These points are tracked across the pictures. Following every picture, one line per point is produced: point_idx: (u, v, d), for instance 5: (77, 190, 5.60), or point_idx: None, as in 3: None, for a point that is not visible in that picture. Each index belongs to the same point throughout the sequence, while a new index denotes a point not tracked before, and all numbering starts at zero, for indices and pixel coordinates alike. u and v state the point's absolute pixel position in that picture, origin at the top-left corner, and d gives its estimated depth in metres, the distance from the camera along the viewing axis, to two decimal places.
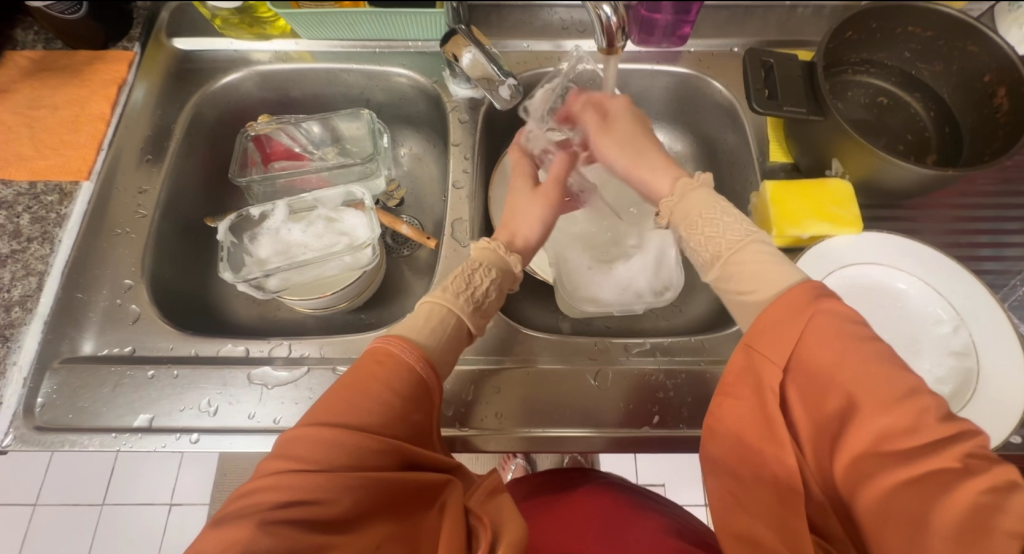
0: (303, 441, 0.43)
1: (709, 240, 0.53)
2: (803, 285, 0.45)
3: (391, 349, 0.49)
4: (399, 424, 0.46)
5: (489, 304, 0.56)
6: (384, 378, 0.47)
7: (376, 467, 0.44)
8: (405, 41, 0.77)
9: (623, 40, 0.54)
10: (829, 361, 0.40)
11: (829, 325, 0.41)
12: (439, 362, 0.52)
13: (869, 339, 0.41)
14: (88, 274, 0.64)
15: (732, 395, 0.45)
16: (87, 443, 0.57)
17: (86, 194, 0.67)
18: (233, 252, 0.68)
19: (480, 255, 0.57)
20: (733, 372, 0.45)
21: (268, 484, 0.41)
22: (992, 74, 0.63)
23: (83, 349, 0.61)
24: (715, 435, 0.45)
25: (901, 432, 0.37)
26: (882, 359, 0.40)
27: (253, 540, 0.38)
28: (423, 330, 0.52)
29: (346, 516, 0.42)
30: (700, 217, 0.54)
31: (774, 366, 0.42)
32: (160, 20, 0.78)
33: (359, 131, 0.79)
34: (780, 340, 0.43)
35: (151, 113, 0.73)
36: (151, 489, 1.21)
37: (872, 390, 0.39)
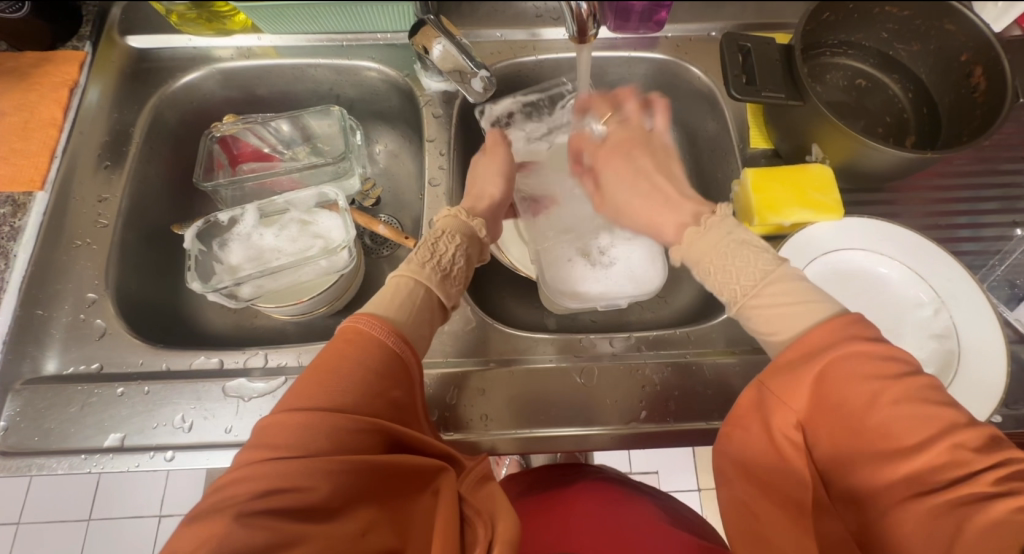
0: (277, 427, 0.41)
1: (722, 286, 0.50)
2: (830, 323, 0.43)
3: (360, 326, 0.47)
4: (377, 402, 0.44)
5: (457, 272, 0.55)
6: (355, 356, 0.45)
7: (356, 449, 0.42)
8: (373, 33, 0.74)
9: (594, 28, 0.53)
10: (858, 403, 0.39)
11: (855, 365, 0.40)
12: (413, 335, 0.50)
13: (903, 376, 0.39)
14: (48, 290, 0.61)
15: (743, 426, 0.45)
16: (56, 466, 0.54)
17: (41, 205, 0.64)
18: (202, 261, 0.65)
19: (445, 222, 0.57)
20: (747, 404, 0.45)
21: (240, 476, 0.39)
22: (969, 54, 0.62)
23: (46, 368, 0.58)
24: (727, 461, 0.46)
25: (934, 471, 0.37)
26: (914, 399, 0.38)
27: (230, 535, 0.36)
28: (391, 305, 0.50)
29: (330, 502, 0.40)
30: (715, 264, 0.50)
31: (794, 407, 0.41)
32: (112, 17, 0.74)
33: (331, 129, 0.76)
34: (800, 380, 0.41)
35: (107, 115, 0.70)
36: (139, 501, 1.18)
37: (904, 431, 0.38)
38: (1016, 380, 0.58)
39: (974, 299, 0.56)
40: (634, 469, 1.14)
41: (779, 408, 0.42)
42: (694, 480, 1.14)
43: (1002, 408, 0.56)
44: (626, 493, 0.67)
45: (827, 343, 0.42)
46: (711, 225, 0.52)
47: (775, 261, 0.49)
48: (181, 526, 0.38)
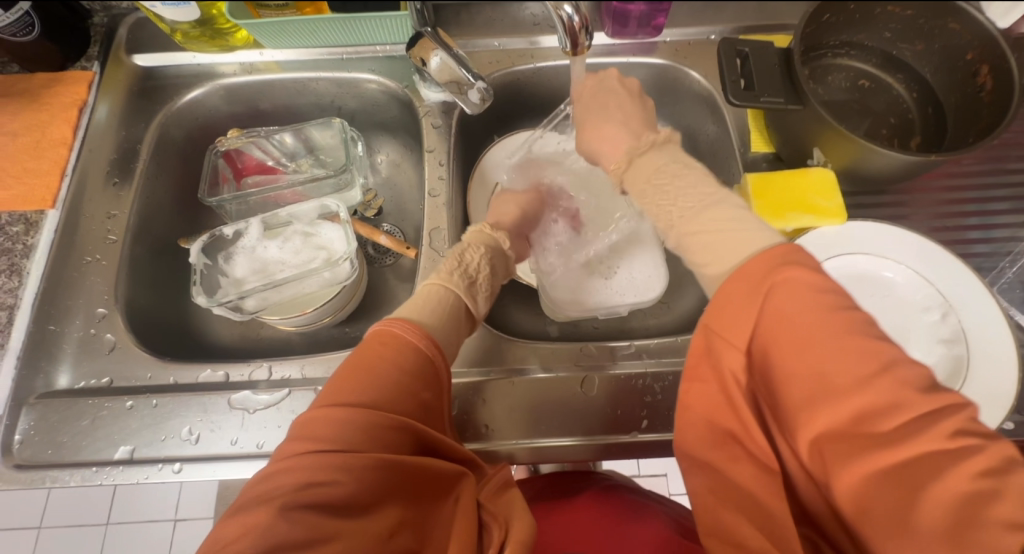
0: (318, 422, 0.42)
1: (660, 209, 0.53)
2: (767, 252, 0.42)
3: (396, 329, 0.48)
4: (411, 402, 0.45)
5: (483, 279, 0.57)
6: (391, 357, 0.46)
7: (390, 448, 0.43)
8: (372, 46, 0.75)
9: (587, 39, 0.53)
10: (796, 340, 0.37)
11: (791, 296, 0.39)
12: (443, 340, 0.51)
13: (841, 309, 0.38)
14: (59, 306, 0.63)
15: (697, 379, 0.44)
16: (69, 479, 0.56)
17: (53, 223, 0.66)
18: (207, 274, 0.66)
19: (474, 236, 0.59)
20: (698, 354, 0.44)
21: (283, 469, 0.39)
22: (975, 52, 0.60)
23: (59, 383, 0.60)
24: (687, 424, 0.44)
25: (877, 412, 0.35)
26: (852, 330, 0.37)
27: (273, 526, 0.36)
28: (423, 311, 0.51)
29: (363, 500, 0.40)
30: (651, 185, 0.54)
31: (736, 348, 0.40)
32: (119, 37, 0.76)
33: (333, 140, 0.77)
34: (739, 319, 0.40)
35: (115, 133, 0.71)
36: (154, 506, 1.20)
37: (845, 366, 0.36)
38: None
39: (982, 303, 0.55)
40: (642, 473, 1.13)
41: (723, 351, 0.41)
42: None
43: (1014, 414, 0.55)
44: (633, 500, 0.66)
45: (763, 274, 0.41)
46: (653, 148, 0.57)
47: (712, 191, 0.51)
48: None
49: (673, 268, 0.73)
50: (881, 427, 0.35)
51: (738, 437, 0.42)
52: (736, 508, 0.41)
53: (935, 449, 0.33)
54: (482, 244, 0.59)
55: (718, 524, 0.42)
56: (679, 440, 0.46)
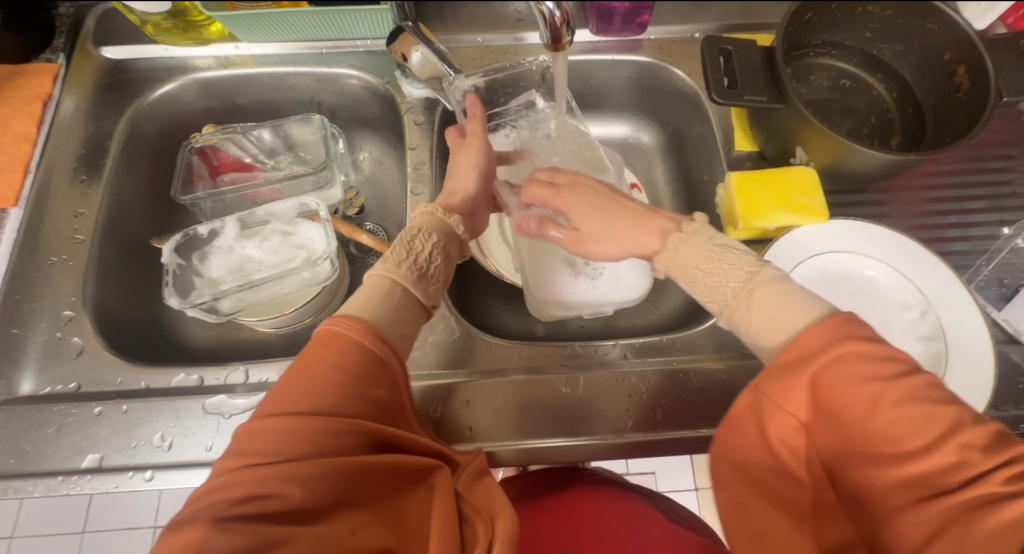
0: (256, 434, 0.40)
1: (712, 291, 0.48)
2: (821, 322, 0.42)
3: (336, 329, 0.45)
4: (358, 404, 0.43)
5: (435, 270, 0.52)
6: (333, 360, 0.43)
7: (338, 452, 0.41)
8: (352, 40, 0.73)
9: (568, 35, 0.52)
10: (860, 404, 0.38)
11: (849, 363, 0.39)
12: (393, 335, 0.48)
13: (902, 375, 0.38)
14: (23, 309, 0.60)
15: (740, 433, 0.43)
16: (33, 489, 0.53)
17: (15, 222, 0.63)
18: (181, 274, 0.65)
19: (422, 220, 0.55)
20: (742, 410, 0.43)
21: (222, 482, 0.38)
22: (952, 52, 0.62)
23: (23, 389, 0.57)
24: (727, 475, 0.44)
25: (945, 474, 0.35)
26: (916, 397, 0.37)
27: (208, 540, 0.35)
28: (367, 305, 0.47)
29: (311, 506, 0.39)
30: (705, 268, 0.49)
31: (789, 412, 0.40)
32: (86, 28, 0.72)
33: (313, 137, 0.75)
34: (797, 382, 0.40)
35: (83, 127, 0.69)
36: (131, 514, 1.16)
37: (911, 433, 0.36)
38: (1004, 380, 0.57)
39: (961, 301, 0.56)
40: (631, 471, 1.13)
41: (773, 413, 0.41)
42: (690, 480, 1.14)
43: (991, 410, 0.56)
44: (622, 494, 0.66)
45: (819, 348, 0.40)
46: (694, 230, 0.51)
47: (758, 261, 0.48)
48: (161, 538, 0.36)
49: None
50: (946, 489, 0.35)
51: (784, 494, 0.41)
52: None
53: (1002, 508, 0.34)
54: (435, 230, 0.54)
55: None
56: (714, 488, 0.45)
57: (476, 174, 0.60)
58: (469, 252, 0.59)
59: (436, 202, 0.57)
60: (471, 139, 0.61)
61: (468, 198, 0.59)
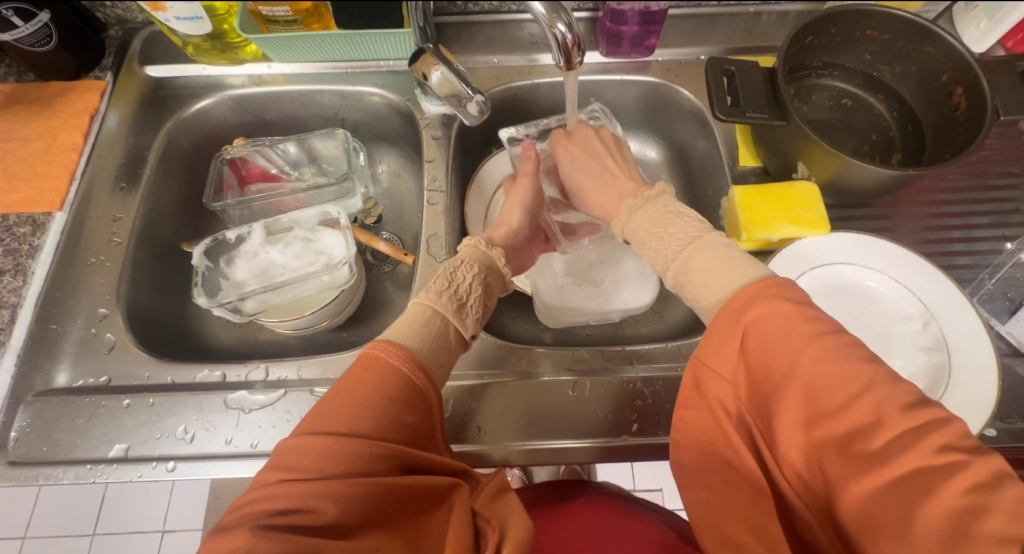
0: (298, 451, 0.42)
1: (656, 252, 0.53)
2: (748, 288, 0.44)
3: (378, 353, 0.48)
4: (393, 426, 0.45)
5: (474, 301, 0.54)
6: (373, 382, 0.46)
7: (373, 472, 0.43)
8: (376, 61, 0.78)
9: (579, 56, 0.56)
10: (781, 365, 0.40)
11: (771, 327, 0.41)
12: (431, 363, 0.50)
13: (822, 335, 0.40)
14: (62, 306, 0.64)
15: (690, 407, 0.46)
16: (62, 476, 0.56)
17: (59, 224, 0.68)
18: (208, 277, 0.68)
19: (466, 251, 0.57)
20: (689, 383, 0.46)
21: (263, 495, 0.40)
22: (950, 73, 0.65)
23: (57, 381, 0.60)
24: (682, 445, 0.46)
25: (866, 430, 0.37)
26: (835, 355, 0.39)
27: (249, 546, 0.37)
28: (410, 332, 0.50)
29: (343, 524, 0.40)
30: (650, 228, 0.55)
31: (725, 378, 0.43)
32: (132, 49, 0.78)
33: (335, 150, 0.79)
34: (728, 348, 0.43)
35: (124, 139, 0.74)
36: (142, 515, 1.18)
37: (829, 390, 0.38)
38: (1009, 392, 0.58)
39: (962, 312, 0.57)
40: (638, 486, 1.13)
41: (712, 380, 0.44)
42: None
43: (996, 421, 0.56)
44: (623, 506, 0.66)
45: (745, 311, 0.43)
46: (652, 198, 0.58)
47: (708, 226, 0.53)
48: (206, 540, 0.39)
49: (663, 277, 0.75)
50: (868, 446, 0.37)
51: (732, 464, 0.43)
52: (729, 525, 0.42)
53: (922, 465, 0.35)
54: (477, 261, 0.57)
55: (716, 544, 0.43)
56: (672, 458, 0.47)
57: (520, 211, 0.64)
58: (512, 286, 0.60)
59: (482, 235, 0.60)
60: (522, 180, 0.67)
61: (509, 232, 0.62)
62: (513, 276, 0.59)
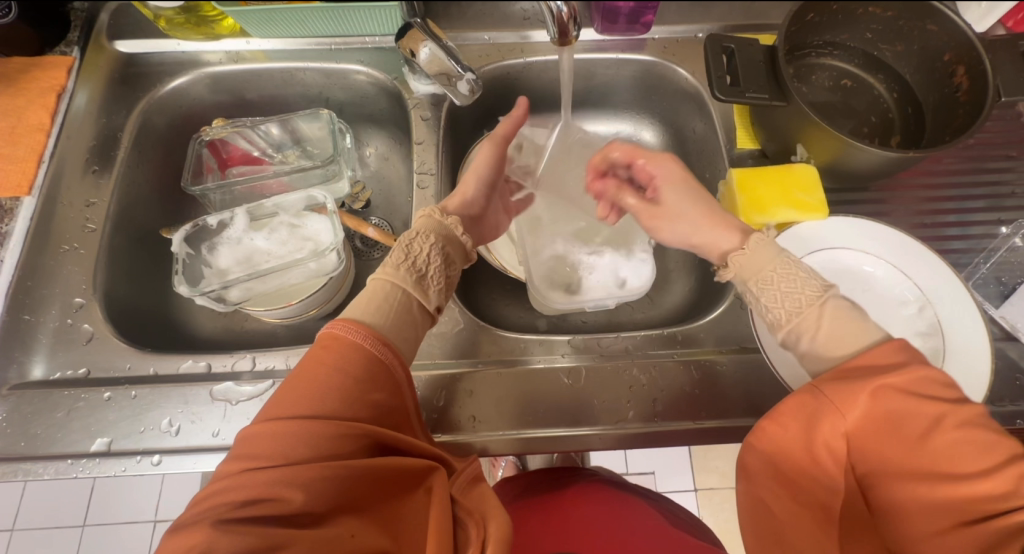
0: (258, 438, 0.41)
1: (784, 296, 0.49)
2: (886, 344, 0.43)
3: (337, 333, 0.46)
4: (359, 406, 0.44)
5: (434, 271, 0.53)
6: (333, 364, 0.44)
7: (340, 455, 0.42)
8: (361, 37, 0.74)
9: (575, 30, 0.53)
10: (921, 422, 0.39)
11: (915, 385, 0.40)
12: (395, 337, 0.49)
13: (961, 402, 0.40)
14: (35, 295, 0.61)
15: (780, 422, 0.44)
16: (42, 472, 0.54)
17: (29, 209, 0.64)
18: (190, 264, 0.66)
19: (421, 223, 0.55)
20: (789, 402, 0.43)
21: (224, 485, 0.39)
22: (952, 53, 0.63)
23: (33, 374, 0.58)
24: (760, 455, 0.45)
25: (991, 499, 0.37)
26: (975, 426, 0.39)
27: (210, 542, 0.36)
28: (369, 308, 0.49)
29: (312, 509, 0.40)
30: (776, 272, 0.49)
31: (847, 416, 0.40)
32: (100, 22, 0.74)
33: (321, 132, 0.76)
34: (856, 391, 0.40)
35: (95, 119, 0.70)
36: (133, 506, 1.17)
37: (963, 454, 0.38)
38: (1000, 376, 0.58)
39: (958, 297, 0.57)
40: (631, 470, 1.14)
41: (826, 413, 0.41)
42: (690, 481, 1.14)
43: (987, 405, 0.56)
44: (617, 493, 0.66)
45: (881, 366, 0.42)
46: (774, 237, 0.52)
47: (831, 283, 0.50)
48: (163, 538, 0.37)
49: (660, 262, 0.74)
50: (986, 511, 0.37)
51: (814, 488, 0.42)
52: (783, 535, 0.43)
53: None
54: (432, 232, 0.55)
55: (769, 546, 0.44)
56: (743, 467, 0.47)
57: (479, 181, 0.60)
58: (474, 256, 0.59)
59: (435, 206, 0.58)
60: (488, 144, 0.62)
61: (466, 202, 0.60)
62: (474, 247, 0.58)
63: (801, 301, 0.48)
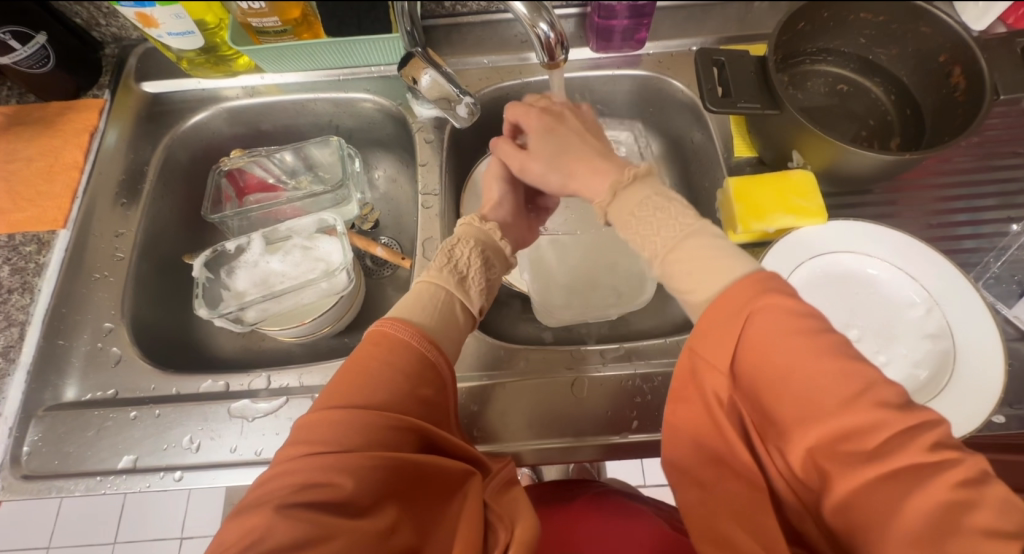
0: (316, 425, 0.43)
1: (644, 241, 0.50)
2: (747, 281, 0.42)
3: (386, 330, 0.48)
4: (408, 400, 0.46)
5: (475, 274, 0.55)
6: (385, 358, 0.47)
7: (391, 447, 0.43)
8: (367, 67, 0.78)
9: (563, 54, 0.56)
10: (784, 363, 0.38)
11: (772, 322, 0.39)
12: (441, 338, 0.51)
13: (817, 331, 0.38)
14: (68, 321, 0.65)
15: (683, 400, 0.44)
16: (73, 488, 0.57)
17: (63, 242, 0.69)
18: (209, 288, 0.69)
19: (462, 230, 0.58)
20: (682, 375, 0.44)
21: (284, 470, 0.41)
22: (947, 54, 0.63)
23: (66, 396, 0.62)
24: (674, 439, 0.44)
25: (863, 431, 0.36)
26: (831, 352, 0.37)
27: (271, 525, 0.37)
28: (418, 308, 0.51)
29: (363, 498, 0.41)
30: (634, 220, 0.50)
31: (722, 372, 0.41)
32: (128, 66, 0.80)
33: (331, 157, 0.80)
34: (723, 345, 0.41)
35: (123, 155, 0.75)
36: (160, 523, 1.20)
37: (827, 387, 0.36)
38: (1016, 378, 0.56)
39: (967, 298, 0.56)
40: (647, 482, 1.12)
41: (707, 372, 0.42)
42: None
43: (1005, 408, 0.55)
44: (626, 501, 0.66)
45: (740, 308, 0.41)
46: (638, 182, 0.53)
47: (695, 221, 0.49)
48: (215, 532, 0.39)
49: None
50: (863, 444, 0.36)
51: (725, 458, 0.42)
52: (719, 528, 0.41)
53: (911, 463, 0.35)
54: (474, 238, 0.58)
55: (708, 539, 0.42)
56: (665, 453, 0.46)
57: (499, 184, 0.63)
58: (514, 261, 0.61)
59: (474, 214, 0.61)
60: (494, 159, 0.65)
61: (497, 207, 0.62)
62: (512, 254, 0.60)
63: (658, 244, 0.49)
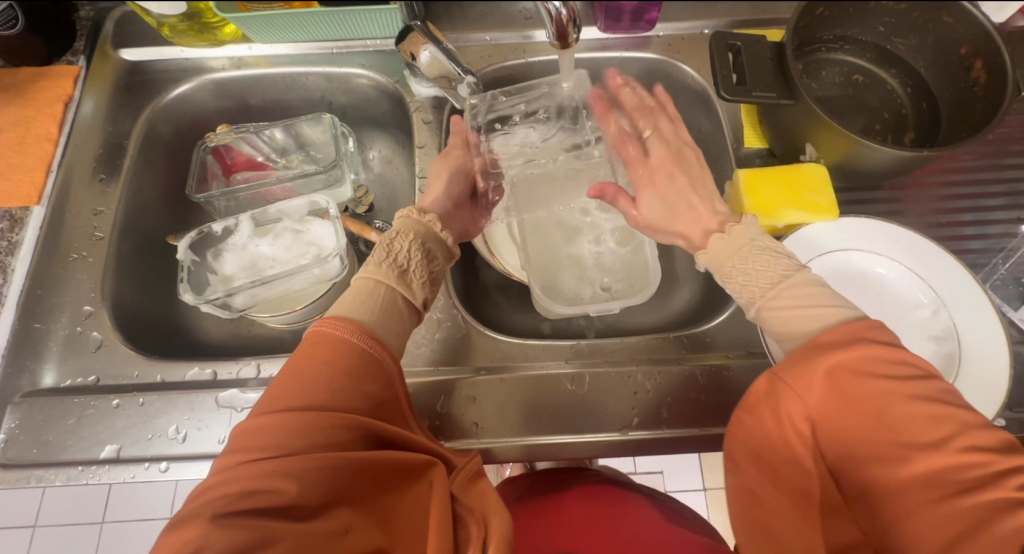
0: (252, 432, 0.41)
1: (744, 287, 0.51)
2: (844, 326, 0.44)
3: (323, 329, 0.46)
4: (352, 398, 0.44)
5: (416, 266, 0.54)
6: (322, 358, 0.44)
7: (336, 448, 0.41)
8: (363, 40, 0.74)
9: (575, 33, 0.52)
10: (880, 398, 0.40)
11: (870, 362, 0.41)
12: (383, 332, 0.49)
13: (914, 378, 0.41)
14: (45, 304, 0.62)
15: (754, 413, 0.45)
16: (54, 478, 0.55)
17: (38, 219, 0.65)
18: (195, 271, 0.66)
19: (401, 223, 0.56)
20: (757, 393, 0.45)
21: (221, 479, 0.39)
22: (969, 46, 0.61)
23: (44, 382, 0.59)
24: (739, 451, 0.45)
25: (956, 471, 0.37)
26: (928, 398, 0.40)
27: (208, 535, 0.36)
28: (354, 305, 0.49)
29: (309, 500, 0.40)
30: (736, 268, 0.52)
31: (807, 396, 0.41)
32: (105, 30, 0.74)
33: (323, 136, 0.76)
34: (813, 372, 0.42)
35: (101, 128, 0.70)
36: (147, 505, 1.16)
37: (923, 426, 0.39)
38: (1018, 381, 0.56)
39: (975, 300, 0.55)
40: (639, 470, 1.13)
41: (788, 395, 0.42)
42: (699, 480, 1.13)
43: (1005, 411, 0.55)
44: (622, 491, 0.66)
45: (839, 345, 0.43)
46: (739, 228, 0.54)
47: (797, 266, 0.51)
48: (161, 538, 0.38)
49: (665, 263, 0.73)
50: (953, 481, 0.37)
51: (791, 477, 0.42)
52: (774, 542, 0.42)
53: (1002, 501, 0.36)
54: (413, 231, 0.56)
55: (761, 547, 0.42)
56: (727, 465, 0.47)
57: (448, 175, 0.63)
58: (457, 252, 0.59)
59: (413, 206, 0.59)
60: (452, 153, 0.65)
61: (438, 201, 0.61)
62: (455, 245, 0.59)
63: (757, 290, 0.51)
